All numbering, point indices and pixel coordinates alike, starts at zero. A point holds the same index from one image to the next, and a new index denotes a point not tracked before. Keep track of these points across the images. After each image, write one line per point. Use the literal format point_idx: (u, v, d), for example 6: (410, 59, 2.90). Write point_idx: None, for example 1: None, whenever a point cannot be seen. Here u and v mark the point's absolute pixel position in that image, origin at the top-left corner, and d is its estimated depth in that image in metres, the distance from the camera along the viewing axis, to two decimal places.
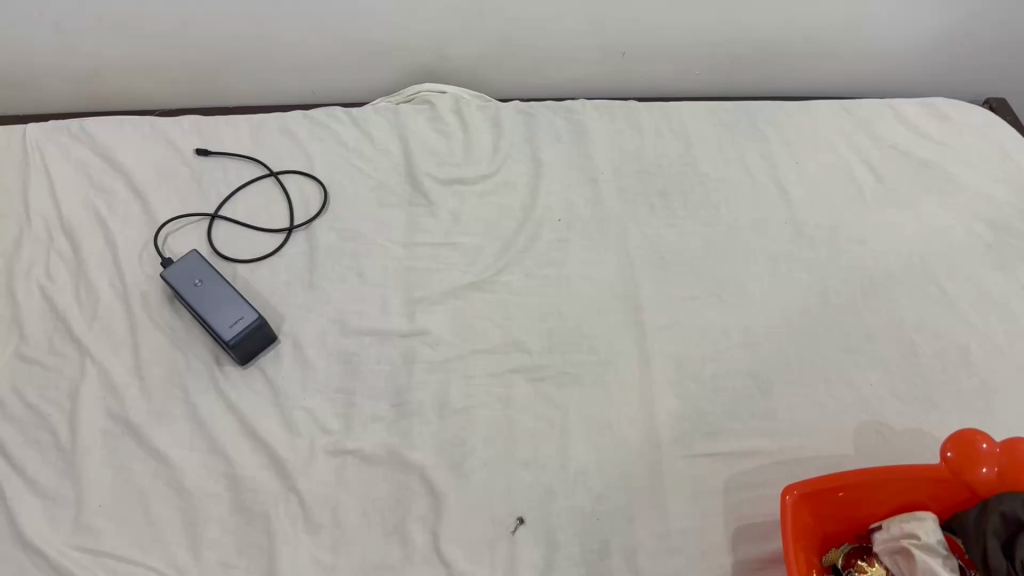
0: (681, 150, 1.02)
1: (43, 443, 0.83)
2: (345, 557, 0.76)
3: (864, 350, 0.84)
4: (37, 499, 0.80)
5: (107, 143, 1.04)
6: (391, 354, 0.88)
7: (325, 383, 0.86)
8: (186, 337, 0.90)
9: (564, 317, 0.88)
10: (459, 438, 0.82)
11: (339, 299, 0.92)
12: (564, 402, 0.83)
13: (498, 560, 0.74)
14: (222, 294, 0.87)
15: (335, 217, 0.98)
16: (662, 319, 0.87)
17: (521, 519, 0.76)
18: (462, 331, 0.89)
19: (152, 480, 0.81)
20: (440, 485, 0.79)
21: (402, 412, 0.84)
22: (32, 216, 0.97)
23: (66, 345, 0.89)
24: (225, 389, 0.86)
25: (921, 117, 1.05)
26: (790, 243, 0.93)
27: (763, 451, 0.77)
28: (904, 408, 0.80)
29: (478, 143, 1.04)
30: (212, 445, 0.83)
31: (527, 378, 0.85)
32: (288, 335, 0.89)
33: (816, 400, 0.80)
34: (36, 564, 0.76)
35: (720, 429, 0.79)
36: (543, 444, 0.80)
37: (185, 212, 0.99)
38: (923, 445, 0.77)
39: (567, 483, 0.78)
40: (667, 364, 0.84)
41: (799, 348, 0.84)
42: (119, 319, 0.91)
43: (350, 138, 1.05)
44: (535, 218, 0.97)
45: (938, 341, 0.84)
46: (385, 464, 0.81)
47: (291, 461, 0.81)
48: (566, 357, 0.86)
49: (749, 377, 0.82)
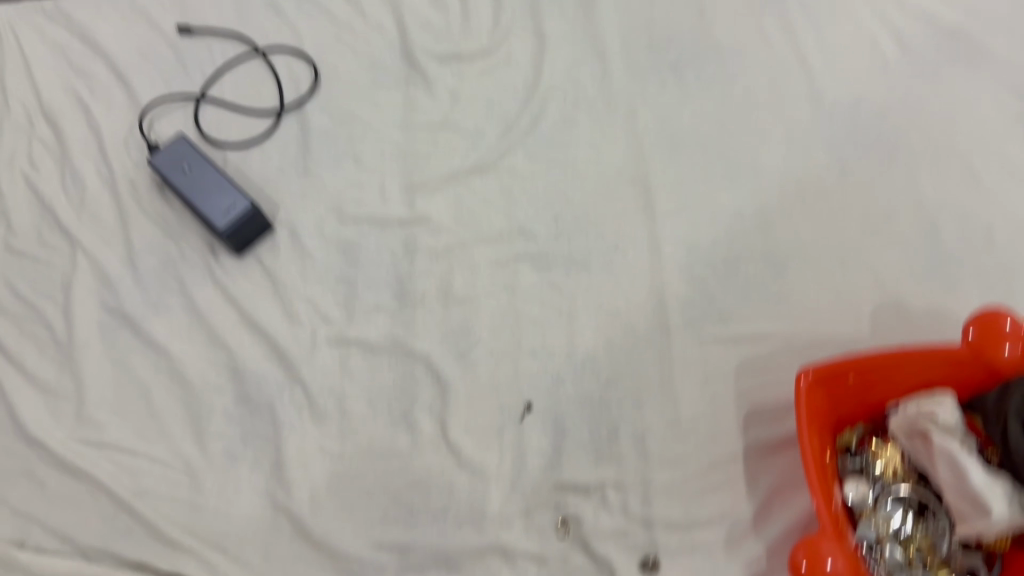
0: (694, 17, 0.94)
1: (40, 337, 0.82)
2: (352, 446, 0.76)
3: (883, 230, 0.80)
4: (38, 393, 0.79)
5: (82, 21, 0.97)
6: (392, 243, 0.85)
7: (325, 272, 0.84)
8: (178, 227, 0.87)
9: (571, 202, 0.85)
10: (464, 327, 0.80)
11: (335, 186, 0.88)
12: (571, 289, 0.80)
13: (506, 446, 0.74)
14: (212, 180, 0.84)
15: (328, 98, 0.93)
16: (672, 202, 0.83)
17: (528, 407, 0.75)
18: (464, 218, 0.85)
19: (153, 373, 0.80)
20: (446, 374, 0.77)
21: (404, 301, 0.82)
22: (11, 102, 0.92)
23: (56, 236, 0.86)
24: (222, 280, 0.84)
25: None
26: (809, 118, 0.87)
27: (777, 335, 0.75)
28: (924, 289, 0.77)
29: (476, 13, 0.97)
30: (212, 337, 0.82)
31: (533, 265, 0.82)
32: (284, 223, 0.86)
33: (832, 282, 0.78)
34: (43, 457, 0.76)
35: (732, 313, 0.77)
36: (550, 332, 0.78)
37: (170, 94, 0.94)
38: (942, 326, 0.75)
39: (574, 371, 0.76)
40: (679, 250, 0.81)
41: (816, 230, 0.81)
42: (108, 208, 0.88)
43: (338, 9, 0.97)
44: (540, 96, 0.91)
45: (960, 219, 0.81)
46: (389, 354, 0.80)
47: (294, 351, 0.80)
48: (574, 243, 0.83)
49: (763, 260, 0.79)
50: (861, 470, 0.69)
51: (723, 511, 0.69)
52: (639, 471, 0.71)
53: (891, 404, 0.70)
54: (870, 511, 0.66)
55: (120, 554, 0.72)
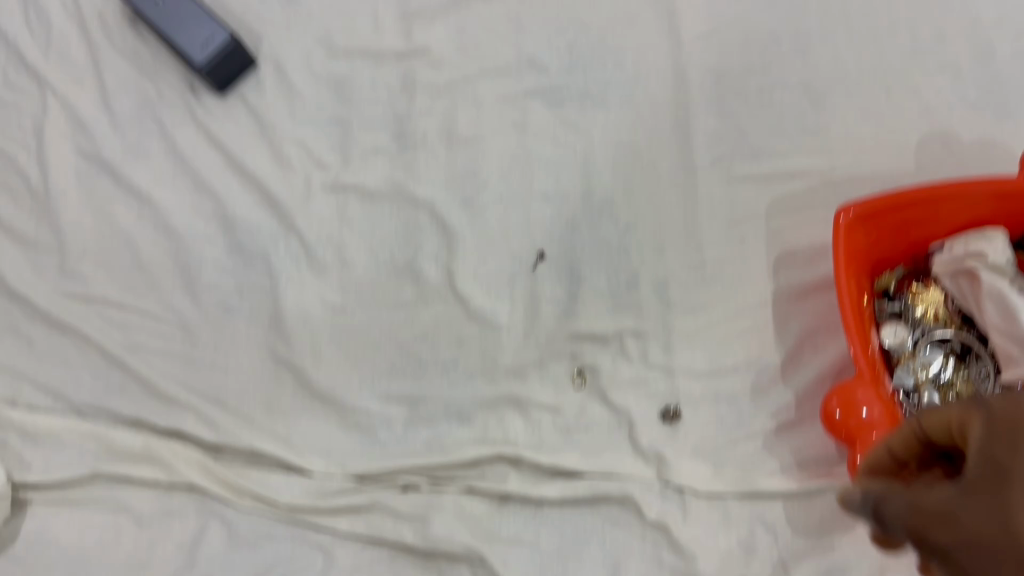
0: None
1: (13, 186, 0.75)
2: (354, 298, 0.72)
3: (934, 54, 0.72)
4: (17, 246, 0.74)
5: None
6: (388, 79, 0.77)
7: (316, 113, 0.77)
8: (153, 63, 0.79)
9: (587, 28, 0.76)
10: (470, 170, 0.73)
11: (323, 15, 0.79)
12: (588, 125, 0.73)
13: (518, 295, 0.69)
14: (187, 10, 0.76)
15: None
16: (700, 25, 0.74)
17: (541, 254, 0.70)
18: (468, 48, 0.77)
19: (137, 224, 0.75)
20: (452, 220, 0.72)
21: (404, 143, 0.75)
22: None
23: (20, 75, 0.78)
24: (206, 122, 0.77)
25: None
26: None
27: (812, 171, 0.70)
28: (975, 117, 0.70)
29: None
30: (198, 184, 0.75)
31: (544, 101, 0.74)
32: (269, 58, 0.78)
33: (875, 111, 0.71)
34: (27, 313, 0.72)
35: (764, 149, 0.71)
36: (564, 173, 0.72)
37: None
38: (993, 158, 0.69)
39: (590, 214, 0.71)
40: (706, 78, 0.73)
41: (859, 55, 0.73)
42: (74, 43, 0.79)
43: None
44: None
45: (1019, 41, 0.72)
46: (390, 199, 0.74)
47: (286, 198, 0.74)
48: (589, 76, 0.75)
49: (801, 89, 0.72)
50: (900, 313, 0.66)
51: (749, 358, 0.65)
52: (660, 318, 0.67)
53: (934, 243, 0.67)
54: (909, 356, 0.64)
55: (116, 410, 0.70)
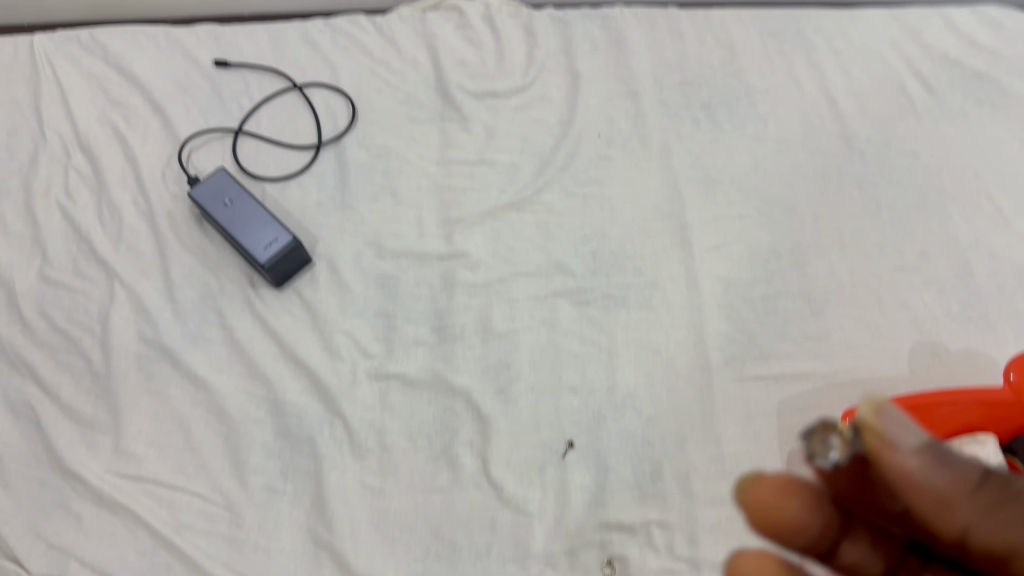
0: (726, 60, 0.99)
1: (76, 369, 0.80)
2: (393, 481, 0.75)
3: (918, 269, 0.82)
4: (71, 423, 0.77)
5: (120, 55, 1.00)
6: (430, 278, 0.85)
7: (364, 306, 0.83)
8: (216, 258, 0.86)
9: (607, 236, 0.86)
10: (504, 362, 0.80)
11: (372, 220, 0.88)
12: (611, 325, 0.81)
13: (549, 483, 0.74)
14: (254, 214, 0.84)
15: (365, 134, 0.94)
16: (709, 240, 0.85)
17: (571, 443, 0.76)
18: (502, 253, 0.86)
19: (191, 407, 0.78)
20: (487, 410, 0.77)
21: (444, 335, 0.82)
22: (48, 133, 0.93)
23: (92, 266, 0.85)
24: (261, 312, 0.83)
25: (975, 25, 1.03)
26: (841, 159, 0.91)
27: (817, 373, 0.77)
28: (959, 328, 0.79)
29: (511, 55, 1.00)
30: (250, 368, 0.80)
31: (571, 302, 0.82)
32: (323, 257, 0.86)
33: (868, 320, 0.80)
34: (76, 490, 0.74)
35: (773, 351, 0.78)
36: (590, 367, 0.79)
37: (207, 128, 0.95)
38: (980, 368, 0.76)
39: (614, 408, 0.77)
40: (716, 286, 0.82)
41: (852, 271, 0.83)
42: (145, 240, 0.87)
43: (377, 49, 1.01)
44: (576, 133, 0.94)
45: (994, 261, 0.83)
46: (429, 388, 0.79)
47: (333, 385, 0.79)
48: (610, 280, 0.83)
49: (801, 298, 0.81)
50: None
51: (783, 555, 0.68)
52: (684, 509, 0.72)
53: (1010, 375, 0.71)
54: None
55: None
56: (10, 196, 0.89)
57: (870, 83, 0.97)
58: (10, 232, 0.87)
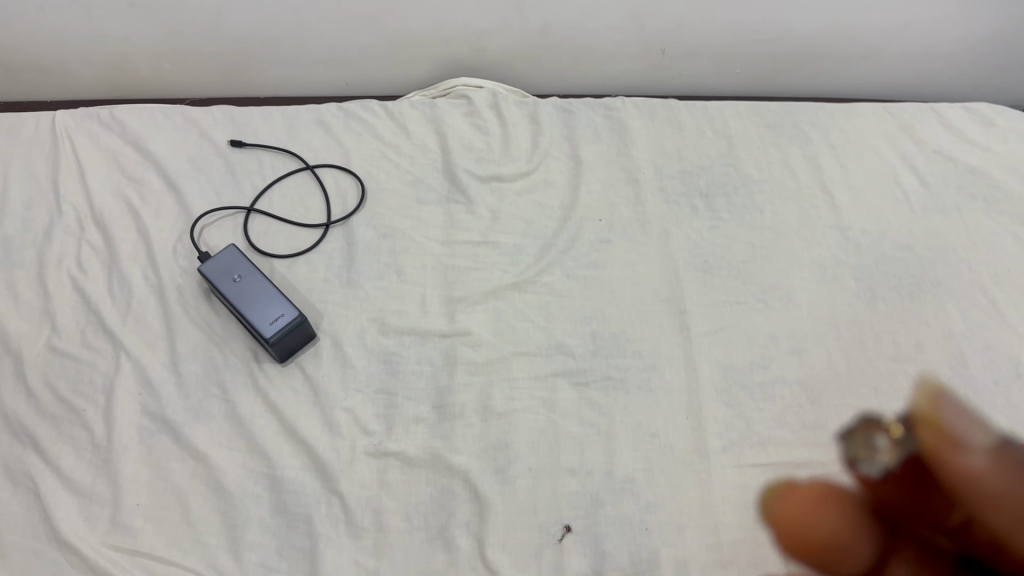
0: (723, 151, 1.03)
1: (78, 440, 0.80)
2: (388, 563, 0.73)
3: (913, 359, 0.84)
4: (68, 494, 0.77)
5: (138, 133, 1.03)
6: (432, 355, 0.86)
7: (365, 382, 0.84)
8: (222, 333, 0.88)
9: (607, 319, 0.88)
10: (503, 443, 0.80)
11: (377, 298, 0.90)
12: (610, 407, 0.81)
13: (546, 567, 0.73)
14: (262, 290, 0.85)
15: (372, 214, 0.97)
16: (707, 325, 0.87)
17: (567, 527, 0.75)
18: (503, 333, 0.87)
19: (190, 481, 0.78)
20: (485, 490, 0.76)
21: (443, 414, 0.82)
22: (65, 206, 0.96)
23: (99, 338, 0.87)
24: (263, 388, 0.83)
25: (965, 122, 1.07)
26: (837, 248, 0.93)
27: (814, 461, 0.77)
28: (954, 419, 0.79)
29: (517, 141, 1.04)
30: (250, 444, 0.80)
31: (571, 383, 0.83)
32: (327, 333, 0.87)
33: (864, 409, 0.80)
34: (70, 562, 0.73)
35: (770, 438, 0.79)
36: (588, 450, 0.79)
37: (220, 205, 0.98)
38: (975, 460, 0.76)
39: (613, 491, 0.76)
40: (714, 370, 0.83)
41: (848, 358, 0.84)
42: (153, 313, 0.89)
43: (387, 133, 1.05)
44: (577, 217, 0.96)
45: (988, 352, 0.84)
46: (427, 467, 0.79)
47: (332, 462, 0.79)
48: (610, 362, 0.84)
49: (798, 385, 0.82)
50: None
51: None
52: None
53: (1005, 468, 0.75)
54: None
55: None
56: (24, 267, 0.91)
57: (864, 176, 1.01)
58: (21, 302, 0.89)
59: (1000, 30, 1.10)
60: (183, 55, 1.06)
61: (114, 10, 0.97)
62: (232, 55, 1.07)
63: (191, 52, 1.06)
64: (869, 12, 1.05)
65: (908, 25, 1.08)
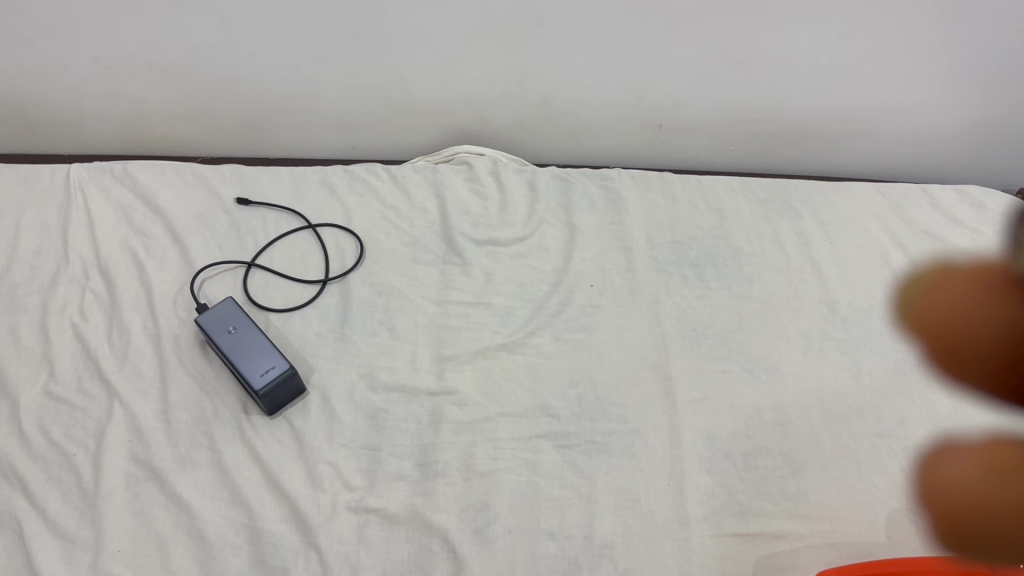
0: (715, 223, 1.05)
1: (66, 483, 0.81)
2: None
3: (896, 435, 0.84)
4: (49, 537, 0.77)
5: (150, 188, 1.07)
6: (418, 413, 0.87)
7: (351, 438, 0.85)
8: (214, 384, 0.89)
9: (594, 382, 0.89)
10: (484, 502, 0.80)
11: (368, 354, 0.91)
12: (592, 471, 0.82)
13: None
14: (255, 343, 0.87)
15: (369, 272, 0.99)
16: (693, 393, 0.87)
17: None
18: (490, 393, 0.88)
19: (171, 529, 0.78)
20: (464, 549, 0.76)
21: (426, 472, 0.82)
22: (72, 256, 0.99)
23: (94, 384, 0.88)
24: (250, 439, 0.84)
25: (954, 203, 1.09)
26: (824, 322, 0.94)
27: (794, 534, 0.76)
28: None
29: (514, 206, 1.07)
30: (234, 494, 0.80)
31: (554, 445, 0.84)
32: (316, 387, 0.89)
33: (847, 483, 0.80)
34: None
35: (751, 509, 0.78)
36: (568, 513, 0.79)
37: (222, 259, 1.01)
38: None
39: (592, 556, 0.76)
40: (698, 438, 0.84)
41: (832, 430, 0.84)
42: (149, 362, 0.91)
43: (389, 196, 1.08)
44: (569, 282, 0.98)
45: None
46: (407, 525, 0.78)
47: (312, 516, 0.79)
48: (594, 426, 0.85)
49: (781, 456, 0.82)
50: None
51: None
52: None
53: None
54: None
55: None
56: (27, 313, 0.94)
57: (853, 252, 1.02)
58: (22, 347, 0.91)
59: (990, 116, 1.13)
60: (197, 116, 1.11)
61: (134, 72, 1.02)
62: (244, 117, 1.11)
63: (205, 113, 1.10)
64: (861, 95, 1.09)
65: (899, 108, 1.11)
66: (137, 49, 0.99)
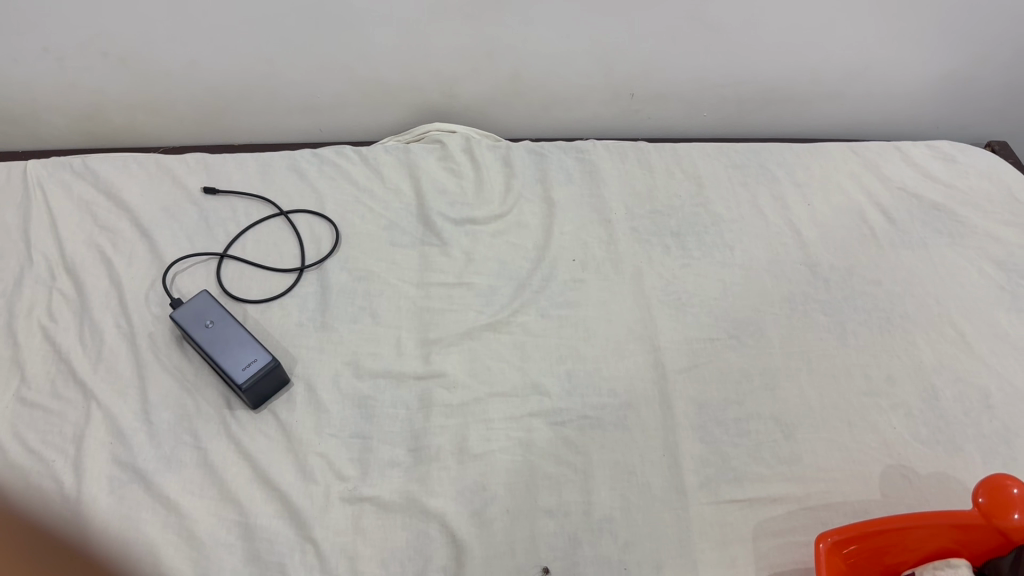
0: (693, 191, 1.04)
1: (46, 491, 0.78)
2: None
3: (885, 393, 0.84)
4: None
5: (112, 181, 1.03)
6: (407, 398, 0.85)
7: (340, 427, 0.83)
8: (195, 380, 0.87)
9: (583, 357, 0.88)
10: (480, 484, 0.79)
11: (352, 341, 0.90)
12: (586, 446, 0.81)
13: None
14: (235, 336, 0.85)
15: (347, 257, 0.97)
16: (682, 362, 0.87)
17: (545, 569, 0.73)
18: (479, 373, 0.87)
19: (160, 530, 0.76)
20: (462, 532, 0.75)
21: (419, 457, 0.81)
22: (35, 256, 0.95)
23: (69, 388, 0.85)
24: (236, 435, 0.82)
25: (927, 159, 1.09)
26: (807, 285, 0.94)
27: (790, 497, 0.77)
28: (928, 452, 0.80)
29: (490, 184, 1.05)
30: (223, 491, 0.79)
31: (546, 422, 0.83)
32: (300, 377, 0.87)
33: (839, 443, 0.81)
34: None
35: (746, 474, 0.79)
36: (565, 489, 0.78)
37: (194, 251, 0.98)
38: (950, 491, 0.77)
39: (591, 531, 0.76)
40: (690, 407, 0.83)
41: (821, 393, 0.85)
42: (125, 361, 0.88)
43: (362, 177, 1.06)
44: (550, 257, 0.97)
45: (957, 384, 0.85)
46: (403, 510, 0.77)
47: (306, 508, 0.77)
48: (586, 401, 0.84)
49: (773, 421, 0.82)
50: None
51: None
52: None
53: (980, 497, 0.65)
54: None
55: None
56: None
57: (831, 214, 1.02)
58: None
59: (957, 70, 1.14)
60: (157, 104, 1.07)
61: (88, 61, 0.98)
62: (206, 104, 1.08)
63: (165, 101, 1.06)
64: (832, 55, 1.09)
65: (869, 66, 1.11)
66: (90, 38, 0.95)
